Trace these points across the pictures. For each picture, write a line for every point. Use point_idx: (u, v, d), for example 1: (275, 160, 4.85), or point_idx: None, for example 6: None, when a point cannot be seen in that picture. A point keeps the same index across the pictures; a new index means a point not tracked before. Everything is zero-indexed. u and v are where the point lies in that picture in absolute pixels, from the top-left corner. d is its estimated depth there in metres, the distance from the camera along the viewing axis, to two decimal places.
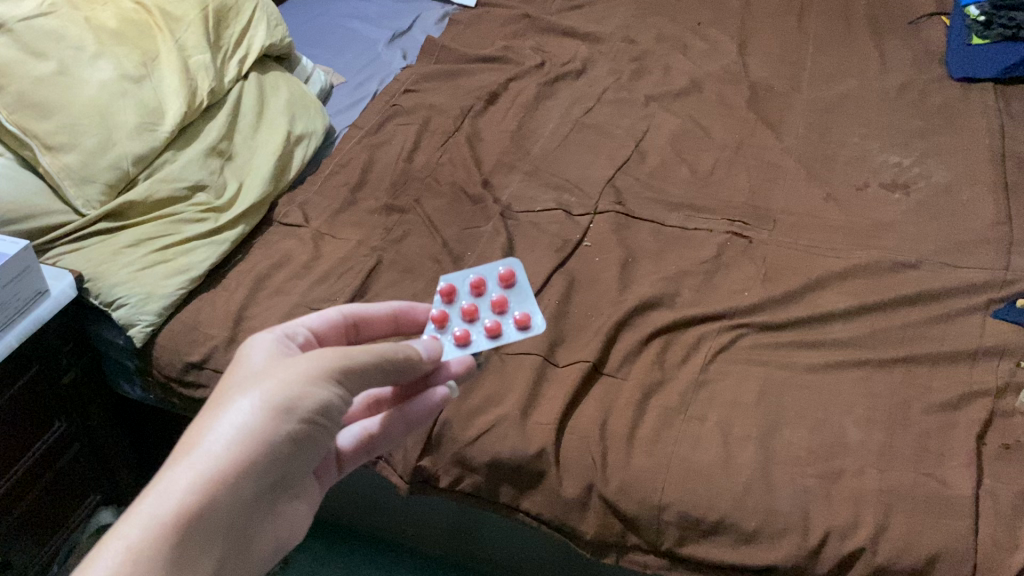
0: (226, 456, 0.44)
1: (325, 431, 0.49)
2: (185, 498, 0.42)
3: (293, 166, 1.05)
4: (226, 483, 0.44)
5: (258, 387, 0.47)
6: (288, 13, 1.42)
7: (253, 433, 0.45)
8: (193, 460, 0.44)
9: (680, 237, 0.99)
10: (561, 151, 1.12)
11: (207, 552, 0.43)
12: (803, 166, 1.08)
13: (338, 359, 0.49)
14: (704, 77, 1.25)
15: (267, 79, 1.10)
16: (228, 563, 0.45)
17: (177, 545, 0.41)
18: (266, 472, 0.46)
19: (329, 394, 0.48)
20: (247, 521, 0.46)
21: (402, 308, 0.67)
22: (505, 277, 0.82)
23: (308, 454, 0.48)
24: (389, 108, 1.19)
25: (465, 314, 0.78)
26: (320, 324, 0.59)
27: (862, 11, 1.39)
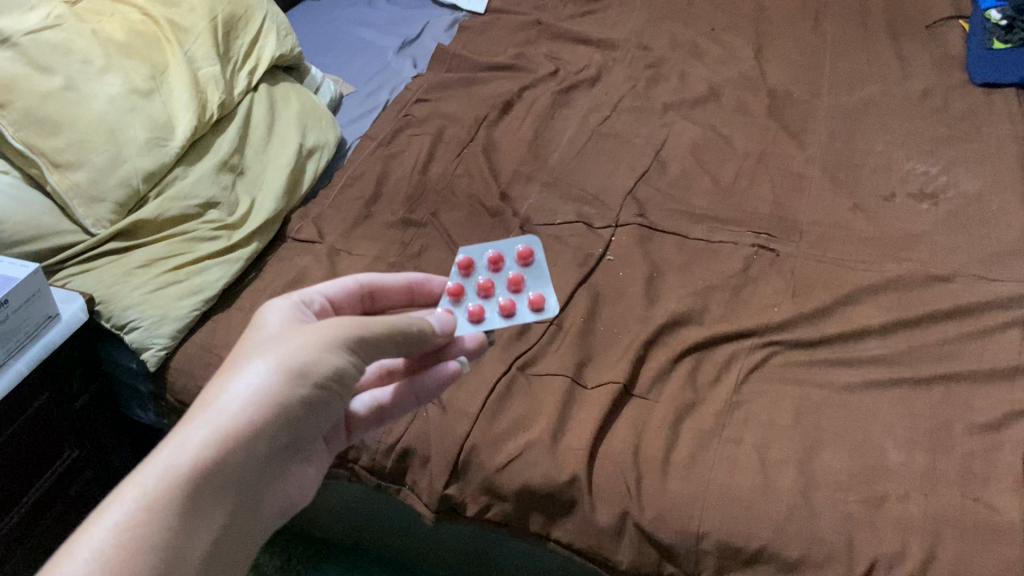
0: (240, 412, 0.45)
1: (336, 396, 0.50)
2: (200, 449, 0.43)
3: (305, 181, 1.03)
4: (239, 438, 0.45)
5: (275, 350, 0.48)
6: (295, 20, 1.40)
7: (266, 390, 0.46)
8: (209, 417, 0.45)
9: (706, 249, 0.96)
10: (580, 161, 1.10)
11: (221, 503, 0.44)
12: (828, 175, 1.05)
13: (354, 326, 0.51)
14: (722, 84, 1.22)
15: (277, 92, 1.07)
16: (241, 521, 0.46)
17: (191, 496, 0.42)
18: (279, 431, 0.47)
19: (342, 360, 0.50)
20: (260, 480, 0.47)
21: (419, 280, 0.70)
22: (521, 258, 0.87)
23: (320, 416, 0.50)
24: (402, 118, 1.17)
25: (480, 290, 0.83)
26: (337, 291, 0.61)
27: (879, 15, 1.36)
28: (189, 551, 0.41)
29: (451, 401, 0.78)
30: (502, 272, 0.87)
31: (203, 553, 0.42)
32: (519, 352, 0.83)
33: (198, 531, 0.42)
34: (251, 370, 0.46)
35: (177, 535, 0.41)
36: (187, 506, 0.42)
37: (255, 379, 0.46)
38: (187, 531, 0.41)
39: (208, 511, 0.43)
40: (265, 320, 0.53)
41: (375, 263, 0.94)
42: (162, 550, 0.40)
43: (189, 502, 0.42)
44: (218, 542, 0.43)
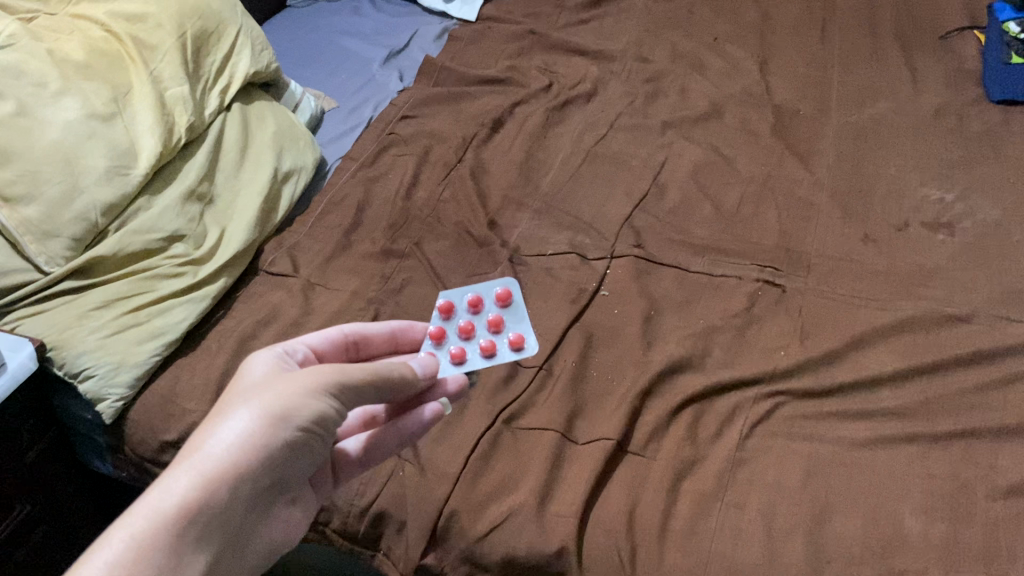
0: (226, 456, 0.46)
1: (318, 440, 0.51)
2: (186, 495, 0.44)
3: (280, 208, 0.96)
4: (223, 481, 0.46)
5: (259, 396, 0.49)
6: (277, 28, 1.33)
7: (251, 436, 0.47)
8: (198, 458, 0.46)
9: (707, 285, 0.90)
10: (574, 185, 1.03)
11: (207, 543, 0.45)
12: (837, 202, 0.99)
13: (337, 374, 0.52)
14: (724, 100, 1.16)
15: (252, 110, 1.00)
16: (225, 561, 0.47)
17: (177, 537, 0.43)
18: (261, 474, 0.48)
19: (324, 407, 0.51)
20: (245, 520, 0.48)
21: (402, 329, 0.71)
22: (503, 299, 0.83)
23: (301, 460, 0.51)
24: (386, 137, 1.10)
25: (462, 332, 0.79)
26: (323, 342, 0.62)
27: (890, 24, 1.30)
28: None
29: (429, 460, 0.73)
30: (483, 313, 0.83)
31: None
32: (505, 404, 0.77)
33: (188, 566, 0.43)
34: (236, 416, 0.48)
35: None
36: (175, 546, 0.43)
37: (239, 426, 0.47)
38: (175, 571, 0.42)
39: (194, 550, 0.44)
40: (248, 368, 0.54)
41: (353, 299, 0.88)
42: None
43: (177, 544, 0.43)
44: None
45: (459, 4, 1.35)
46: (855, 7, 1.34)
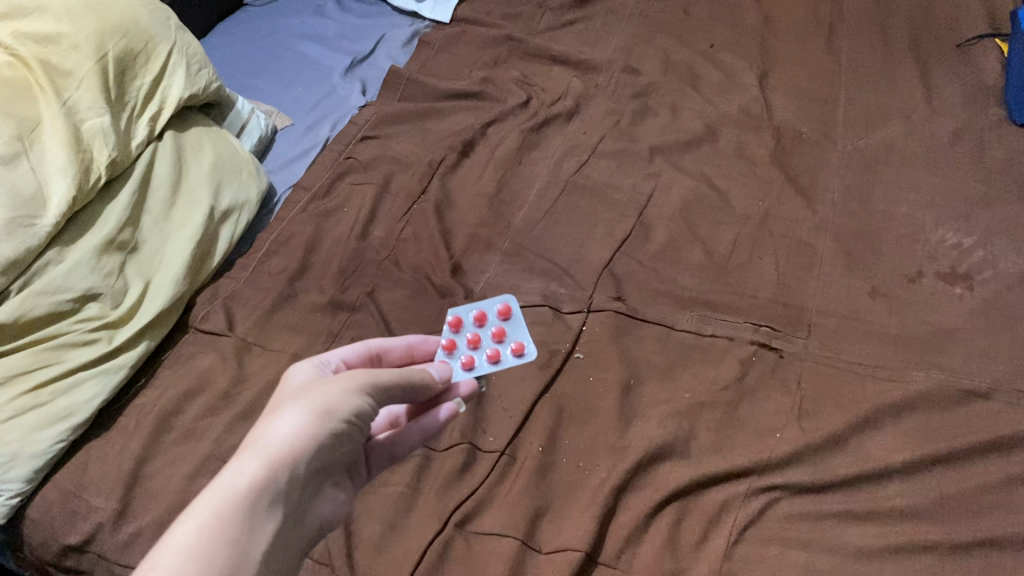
0: (285, 445, 0.46)
1: (361, 431, 0.51)
2: (252, 479, 0.45)
3: (217, 250, 0.86)
4: (286, 465, 0.46)
5: (308, 395, 0.49)
6: (230, 27, 1.21)
7: (303, 429, 0.47)
8: (258, 450, 0.46)
9: (695, 348, 0.80)
10: (549, 223, 0.93)
11: (272, 518, 0.45)
12: (842, 247, 0.89)
13: (373, 373, 0.52)
14: (719, 120, 1.05)
15: (187, 137, 0.89)
16: (290, 535, 0.47)
17: (249, 516, 0.44)
18: (317, 461, 0.49)
19: (366, 403, 0.51)
20: (303, 500, 0.48)
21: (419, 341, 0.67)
22: (508, 308, 0.78)
23: (351, 447, 0.51)
24: (342, 163, 1.00)
25: (471, 341, 0.74)
26: (350, 354, 0.59)
27: (902, 31, 1.19)
28: (244, 561, 0.43)
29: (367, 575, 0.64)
30: (490, 324, 0.78)
31: (265, 560, 0.44)
32: (458, 502, 0.68)
33: (255, 540, 0.44)
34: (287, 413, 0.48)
35: (234, 553, 0.43)
36: (246, 522, 0.44)
37: (292, 419, 0.47)
38: (245, 545, 0.43)
39: (264, 525, 0.45)
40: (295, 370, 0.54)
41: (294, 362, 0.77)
42: (228, 561, 0.42)
43: (250, 520, 0.44)
44: (276, 553, 0.45)
45: (432, 2, 1.23)
46: (865, 11, 1.23)
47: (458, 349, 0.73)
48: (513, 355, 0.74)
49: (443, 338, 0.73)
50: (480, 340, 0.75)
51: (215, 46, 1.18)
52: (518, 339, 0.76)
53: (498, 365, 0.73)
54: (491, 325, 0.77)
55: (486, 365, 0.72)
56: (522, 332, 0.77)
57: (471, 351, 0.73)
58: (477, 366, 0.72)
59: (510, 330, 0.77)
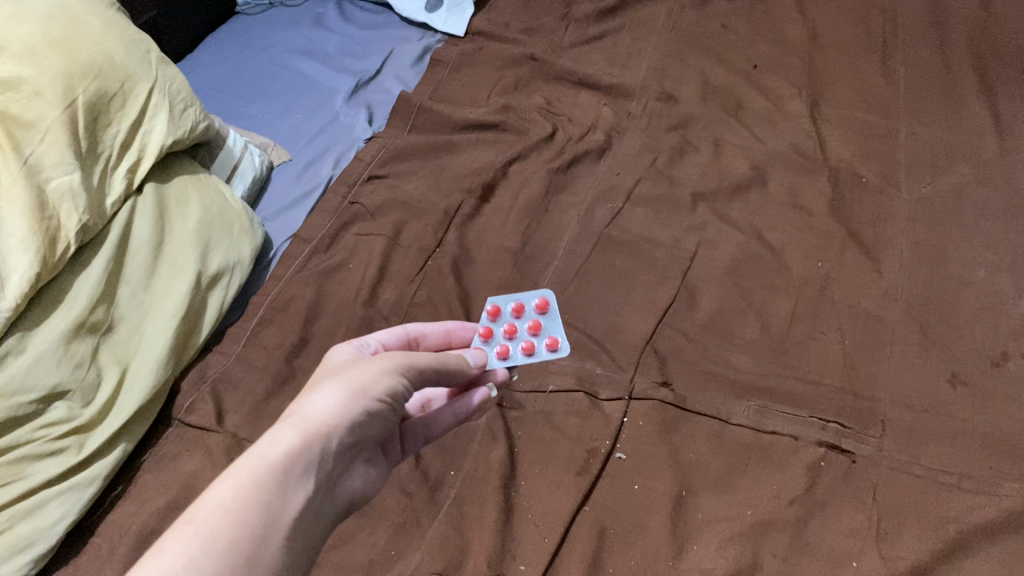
0: (322, 417, 0.46)
1: (392, 413, 0.51)
2: (289, 447, 0.44)
3: (206, 322, 0.75)
4: (321, 438, 0.45)
5: (344, 374, 0.49)
6: (221, 40, 1.09)
7: (340, 405, 0.47)
8: (294, 421, 0.46)
9: (754, 449, 0.70)
10: (581, 286, 0.82)
11: (308, 482, 0.44)
12: (915, 319, 0.78)
13: (407, 357, 0.52)
14: (767, 160, 0.94)
15: (171, 189, 0.78)
16: (326, 505, 0.46)
17: (283, 480, 0.42)
18: (350, 438, 0.48)
19: (395, 383, 0.51)
20: (337, 474, 0.47)
21: (455, 328, 0.68)
22: (543, 302, 0.76)
23: (384, 428, 0.51)
24: (347, 209, 0.89)
25: (506, 330, 0.73)
26: (389, 339, 0.60)
27: (966, 50, 1.07)
28: (280, 519, 0.41)
29: None
30: (527, 316, 0.76)
31: (297, 524, 0.42)
32: None
33: (292, 500, 0.43)
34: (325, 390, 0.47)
35: (270, 514, 0.41)
36: (280, 487, 0.42)
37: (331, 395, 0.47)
38: (281, 506, 0.42)
39: (298, 491, 0.43)
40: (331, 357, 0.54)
41: None
42: (262, 519, 0.40)
43: (284, 485, 0.42)
44: (308, 521, 0.44)
45: (445, 13, 1.12)
46: (920, 25, 1.11)
47: (494, 338, 0.72)
48: (547, 350, 0.73)
49: (480, 327, 0.72)
50: (517, 330, 0.74)
51: (203, 63, 1.06)
52: (554, 334, 0.75)
53: (533, 357, 0.72)
54: (527, 317, 0.77)
55: (521, 357, 0.72)
56: (557, 326, 0.76)
57: (505, 341, 0.73)
58: (512, 356, 0.71)
59: (546, 324, 0.76)
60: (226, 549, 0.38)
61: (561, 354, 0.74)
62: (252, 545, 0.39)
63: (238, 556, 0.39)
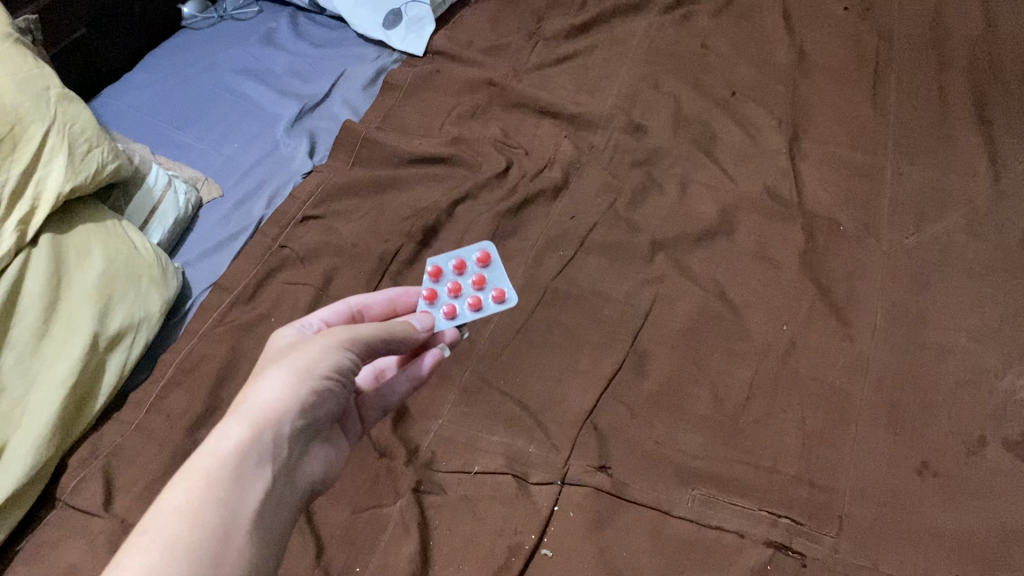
0: (269, 404, 0.50)
1: (339, 388, 0.55)
2: (240, 438, 0.48)
3: (103, 388, 0.69)
4: (270, 426, 0.49)
5: (286, 358, 0.53)
6: (162, 57, 1.02)
7: (284, 391, 0.50)
8: (243, 412, 0.49)
9: (695, 547, 0.62)
10: (521, 346, 0.75)
11: (264, 469, 0.48)
12: (885, 395, 0.71)
13: (346, 332, 0.55)
14: (737, 203, 0.86)
15: (72, 239, 0.72)
16: (284, 489, 0.50)
17: (237, 474, 0.46)
18: (301, 418, 0.51)
19: (339, 359, 0.54)
20: (292, 456, 0.51)
21: (398, 295, 0.69)
22: (483, 257, 0.77)
23: (333, 404, 0.54)
24: (276, 253, 0.82)
25: (451, 289, 0.75)
26: (331, 316, 0.62)
27: (965, 78, 0.98)
28: (239, 508, 0.45)
29: None
30: (469, 274, 0.77)
31: (259, 512, 0.46)
32: None
33: (248, 488, 0.46)
34: (269, 378, 0.51)
35: (230, 506, 0.45)
36: (235, 478, 0.46)
37: (275, 381, 0.51)
38: (238, 494, 0.46)
39: (256, 485, 0.47)
40: (276, 340, 0.57)
41: None
42: (221, 517, 0.44)
43: (240, 476, 0.46)
44: (269, 509, 0.48)
45: (403, 30, 1.04)
46: (917, 50, 1.03)
47: (439, 298, 0.74)
48: (493, 302, 0.75)
49: (424, 289, 0.74)
50: (461, 288, 0.76)
51: (139, 83, 0.99)
52: (498, 286, 0.76)
53: (480, 311, 0.74)
54: (470, 273, 0.78)
55: (467, 314, 0.74)
56: (501, 278, 0.77)
57: (451, 300, 0.74)
58: (460, 315, 0.74)
59: (489, 277, 0.77)
60: (190, 551, 0.42)
61: (507, 304, 0.76)
62: (215, 543, 0.43)
63: (203, 553, 0.42)
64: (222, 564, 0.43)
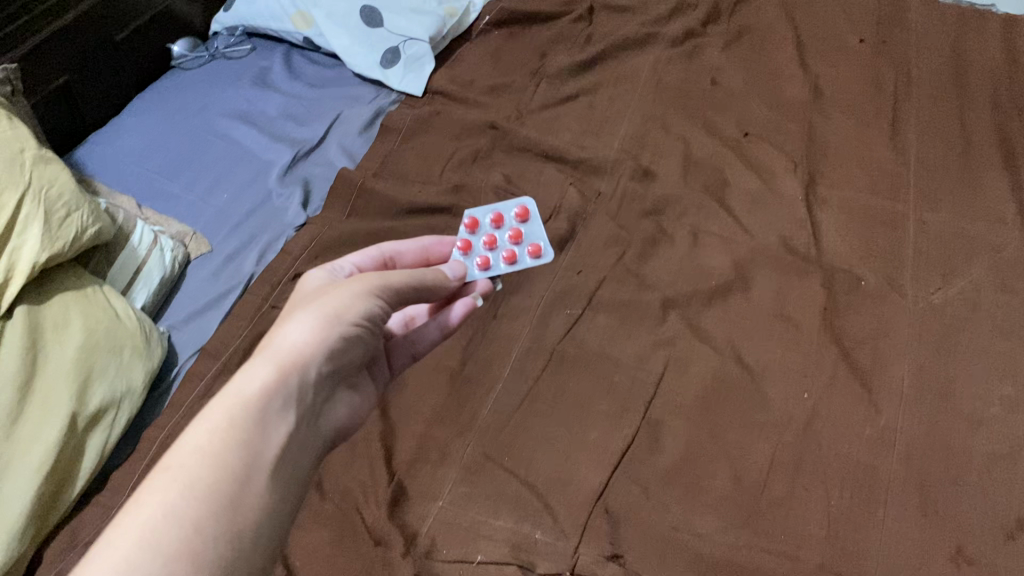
0: (297, 347, 0.48)
1: (371, 334, 0.52)
2: (264, 382, 0.46)
3: (81, 471, 0.65)
4: (297, 369, 0.47)
5: (317, 302, 0.50)
6: (150, 100, 0.99)
7: (313, 336, 0.48)
8: (270, 355, 0.47)
9: None
10: (527, 416, 0.71)
11: (288, 415, 0.46)
12: (914, 473, 0.66)
13: (378, 276, 0.53)
14: (752, 255, 0.82)
15: (49, 312, 0.68)
16: (308, 435, 0.48)
17: (260, 418, 0.44)
18: (330, 364, 0.49)
19: (372, 305, 0.52)
20: (319, 401, 0.49)
21: (432, 245, 0.68)
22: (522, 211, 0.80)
23: (363, 350, 0.52)
24: (267, 314, 0.77)
25: (486, 242, 0.77)
26: (363, 260, 0.60)
27: (989, 115, 0.94)
28: (259, 455, 0.44)
29: None
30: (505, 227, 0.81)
31: (283, 456, 0.45)
32: None
33: (269, 435, 0.45)
34: (299, 321, 0.49)
35: (250, 451, 0.43)
36: (258, 423, 0.44)
37: (304, 324, 0.49)
38: (259, 439, 0.44)
39: (282, 426, 0.45)
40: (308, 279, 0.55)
41: None
42: (239, 462, 0.43)
43: (262, 422, 0.44)
44: (295, 452, 0.46)
45: (402, 69, 1.01)
46: (938, 84, 0.98)
47: (475, 249, 0.77)
48: (528, 257, 0.78)
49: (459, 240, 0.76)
50: (496, 242, 0.78)
51: (125, 129, 0.95)
52: (533, 240, 0.80)
53: (512, 265, 0.77)
54: (507, 227, 0.81)
55: (501, 265, 0.77)
56: (537, 232, 0.80)
57: (487, 252, 0.77)
58: (494, 266, 0.76)
59: (526, 232, 0.80)
60: (208, 493, 0.41)
61: (542, 260, 0.79)
62: (234, 485, 0.42)
63: (222, 495, 0.41)
64: (239, 507, 0.42)
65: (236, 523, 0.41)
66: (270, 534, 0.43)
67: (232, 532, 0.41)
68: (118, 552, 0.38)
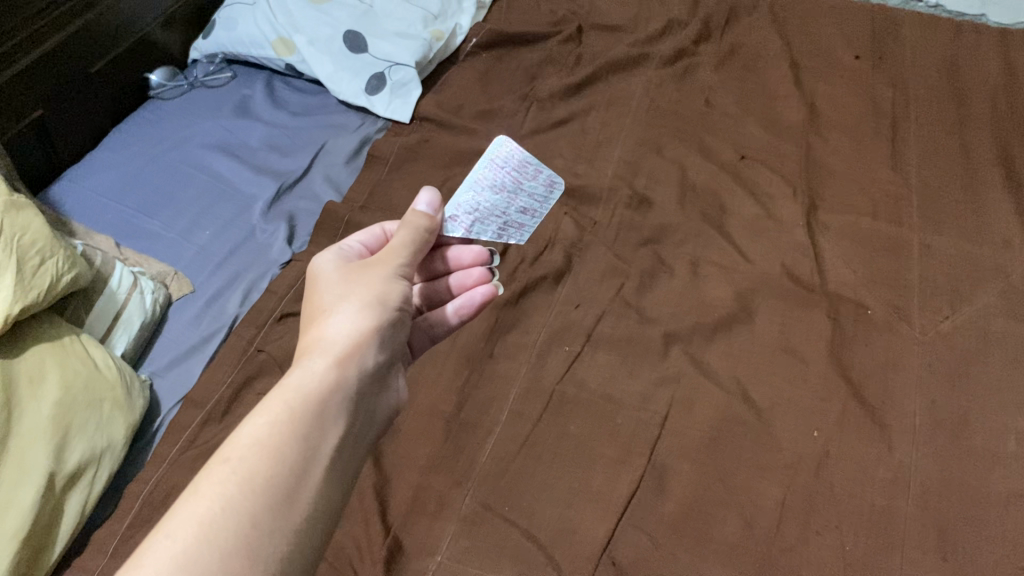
0: (346, 339, 0.47)
1: (407, 325, 0.52)
2: (322, 374, 0.45)
3: (58, 536, 0.61)
4: (352, 360, 0.47)
5: (357, 292, 0.50)
6: (128, 132, 0.96)
7: (360, 328, 0.48)
8: (323, 347, 0.47)
9: None
10: (528, 462, 0.68)
11: (345, 408, 0.45)
12: (932, 513, 0.63)
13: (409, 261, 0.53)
14: (753, 286, 0.79)
15: (23, 364, 0.64)
16: (363, 427, 0.47)
17: (320, 411, 0.44)
18: (380, 354, 0.49)
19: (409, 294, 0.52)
20: (373, 395, 0.48)
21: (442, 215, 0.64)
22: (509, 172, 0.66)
23: (402, 340, 0.52)
24: (252, 359, 0.75)
25: None
26: (370, 239, 0.58)
27: (989, 133, 0.92)
28: (318, 448, 0.43)
29: None
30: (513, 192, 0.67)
31: (340, 452, 0.44)
32: None
33: (329, 429, 0.44)
34: (344, 313, 0.48)
35: (310, 443, 0.42)
36: (319, 417, 0.43)
37: (349, 316, 0.48)
38: (320, 432, 0.43)
39: (335, 421, 0.44)
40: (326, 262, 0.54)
41: None
42: (300, 453, 0.41)
43: (322, 414, 0.44)
44: (347, 448, 0.45)
45: (388, 95, 0.98)
46: (935, 101, 0.96)
47: None
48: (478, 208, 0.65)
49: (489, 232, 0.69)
50: None
51: (102, 164, 0.91)
52: None
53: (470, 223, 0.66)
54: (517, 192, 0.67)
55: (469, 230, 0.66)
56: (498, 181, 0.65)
57: None
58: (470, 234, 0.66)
59: None
60: (266, 486, 0.39)
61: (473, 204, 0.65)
62: (294, 478, 0.41)
63: (280, 490, 0.40)
64: (296, 502, 0.40)
65: (296, 518, 0.40)
66: (325, 530, 0.42)
67: (289, 528, 0.39)
68: (177, 546, 0.36)
